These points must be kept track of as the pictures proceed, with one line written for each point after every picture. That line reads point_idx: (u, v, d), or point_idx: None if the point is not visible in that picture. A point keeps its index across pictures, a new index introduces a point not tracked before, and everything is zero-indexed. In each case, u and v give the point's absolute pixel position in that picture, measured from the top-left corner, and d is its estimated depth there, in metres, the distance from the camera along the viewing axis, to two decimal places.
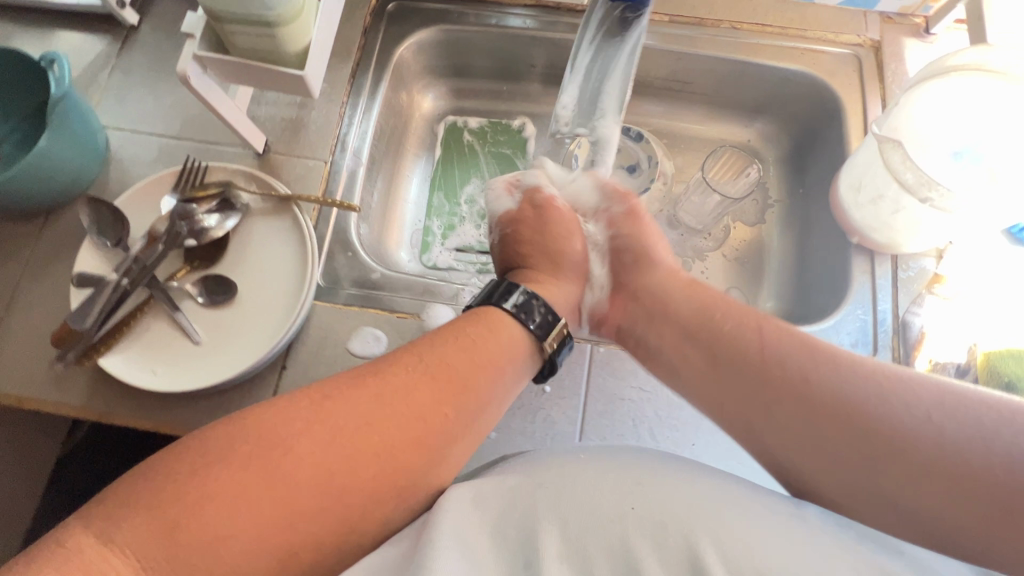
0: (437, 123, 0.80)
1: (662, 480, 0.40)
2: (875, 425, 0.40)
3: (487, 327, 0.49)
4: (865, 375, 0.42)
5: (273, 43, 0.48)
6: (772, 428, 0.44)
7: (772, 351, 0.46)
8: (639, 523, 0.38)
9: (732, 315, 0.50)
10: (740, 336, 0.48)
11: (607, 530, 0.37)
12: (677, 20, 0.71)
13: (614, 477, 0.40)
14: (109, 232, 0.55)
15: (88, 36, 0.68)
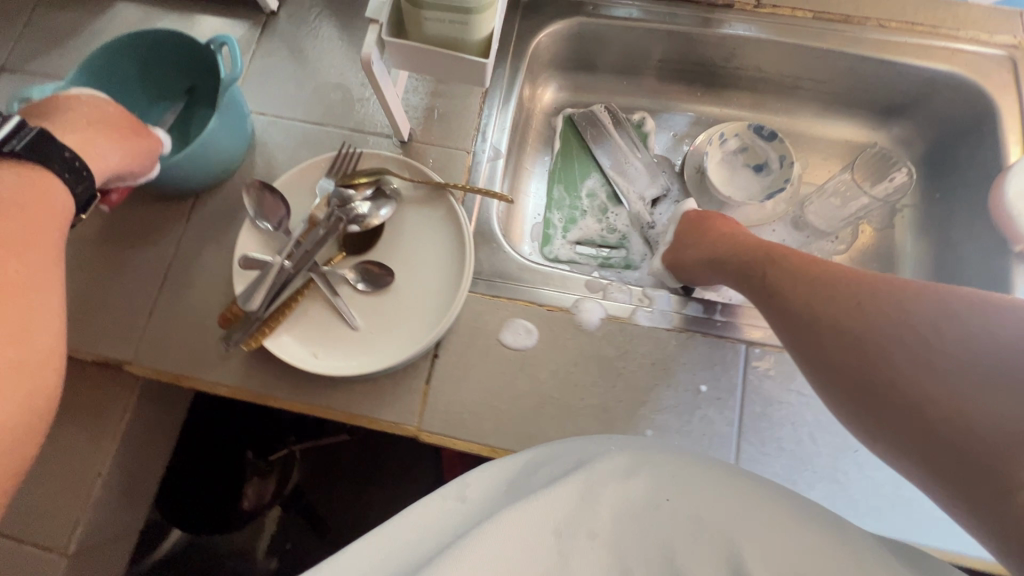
0: (555, 116, 0.79)
1: (718, 490, 0.38)
2: (938, 360, 0.37)
3: None
4: (912, 305, 0.40)
5: (463, 31, 0.47)
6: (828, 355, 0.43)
7: (811, 272, 0.48)
8: (677, 515, 0.37)
9: (794, 254, 0.51)
10: (799, 284, 0.48)
11: (644, 524, 0.37)
12: (820, 16, 0.69)
13: (662, 466, 0.40)
14: (271, 216, 0.55)
15: (228, 21, 0.69)
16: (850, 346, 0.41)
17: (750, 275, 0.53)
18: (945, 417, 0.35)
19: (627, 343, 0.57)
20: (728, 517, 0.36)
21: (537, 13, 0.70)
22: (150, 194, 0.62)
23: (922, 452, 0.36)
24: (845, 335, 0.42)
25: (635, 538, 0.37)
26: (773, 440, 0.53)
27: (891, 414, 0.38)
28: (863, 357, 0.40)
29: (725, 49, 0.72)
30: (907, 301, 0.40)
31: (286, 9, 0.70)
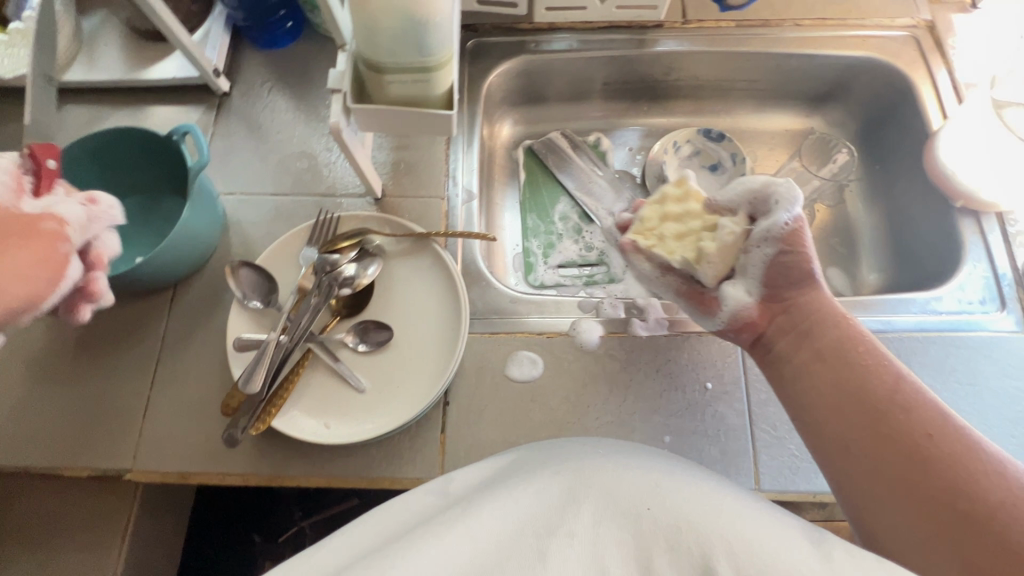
0: (515, 149, 0.82)
1: (685, 492, 0.39)
2: (969, 486, 0.40)
3: None
4: (961, 441, 0.42)
5: (424, 88, 0.49)
6: (864, 454, 0.45)
7: (891, 379, 0.47)
8: (654, 528, 0.37)
9: (875, 353, 0.49)
10: (870, 372, 0.48)
11: (622, 528, 0.38)
12: (742, 23, 0.75)
13: (643, 476, 0.40)
14: (258, 293, 0.55)
15: (180, 108, 0.69)
16: (885, 434, 0.44)
17: (811, 335, 0.52)
18: (922, 517, 0.41)
19: (630, 355, 0.58)
20: (707, 521, 0.37)
21: (483, 57, 0.74)
22: (126, 292, 0.60)
23: (889, 528, 0.42)
24: (885, 425, 0.45)
25: (610, 545, 0.37)
26: (784, 423, 0.55)
27: (882, 491, 0.43)
28: (886, 449, 0.44)
29: (663, 65, 0.77)
30: (956, 430, 0.43)
31: (237, 88, 0.70)
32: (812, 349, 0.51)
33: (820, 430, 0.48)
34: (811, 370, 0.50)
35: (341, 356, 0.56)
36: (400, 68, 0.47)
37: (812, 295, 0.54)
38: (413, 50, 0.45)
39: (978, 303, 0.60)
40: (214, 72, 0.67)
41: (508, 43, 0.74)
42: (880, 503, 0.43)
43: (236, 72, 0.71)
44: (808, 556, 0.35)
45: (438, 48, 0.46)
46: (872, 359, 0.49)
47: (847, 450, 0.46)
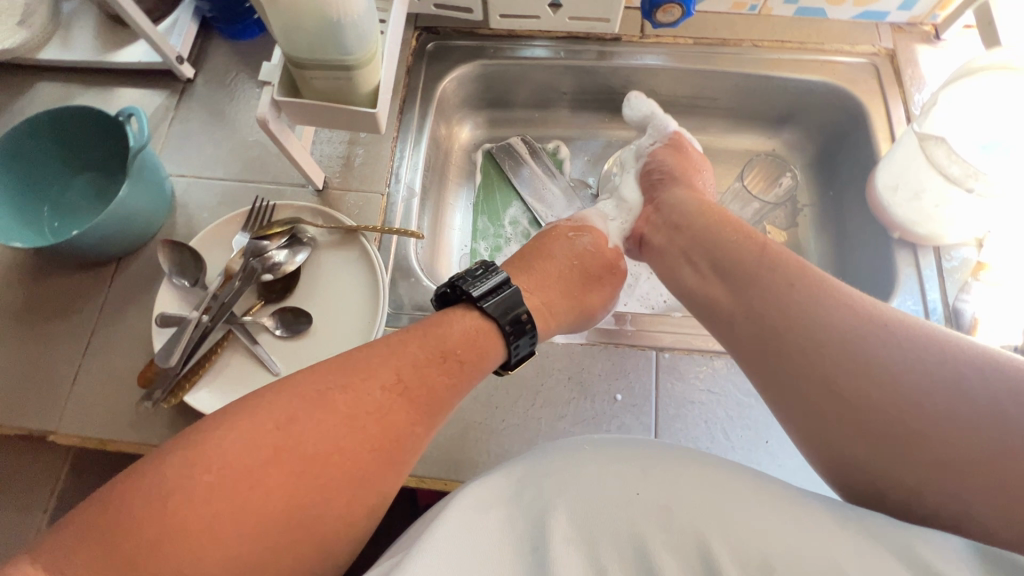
0: (474, 152, 0.83)
1: (676, 482, 0.40)
2: (845, 331, 0.43)
3: (438, 321, 0.51)
4: (834, 297, 0.46)
5: (348, 85, 0.51)
6: (748, 325, 0.48)
7: (758, 251, 0.51)
8: (645, 511, 0.39)
9: (741, 233, 0.54)
10: (755, 273, 0.50)
11: (613, 517, 0.39)
12: (701, 41, 0.75)
13: (626, 461, 0.42)
14: (188, 272, 0.57)
15: (147, 92, 0.72)
16: (800, 348, 0.45)
17: (701, 241, 0.56)
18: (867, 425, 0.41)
19: (545, 361, 0.59)
20: (690, 508, 0.39)
21: (442, 60, 0.75)
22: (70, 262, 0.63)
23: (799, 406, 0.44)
24: (794, 339, 0.45)
25: (606, 535, 0.39)
26: (688, 441, 0.55)
27: (778, 365, 0.46)
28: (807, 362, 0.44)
29: (622, 77, 0.78)
30: (820, 283, 0.47)
31: (202, 76, 0.73)
32: (688, 239, 0.57)
33: (713, 315, 0.52)
34: (704, 276, 0.54)
35: (260, 340, 0.58)
36: (319, 65, 0.48)
37: (678, 191, 0.64)
38: (331, 49, 0.47)
39: None
40: (178, 59, 0.69)
41: (468, 48, 0.76)
42: (779, 377, 0.46)
43: (202, 59, 0.74)
44: (807, 533, 0.37)
45: (358, 48, 0.48)
46: (746, 256, 0.52)
47: (733, 325, 0.50)
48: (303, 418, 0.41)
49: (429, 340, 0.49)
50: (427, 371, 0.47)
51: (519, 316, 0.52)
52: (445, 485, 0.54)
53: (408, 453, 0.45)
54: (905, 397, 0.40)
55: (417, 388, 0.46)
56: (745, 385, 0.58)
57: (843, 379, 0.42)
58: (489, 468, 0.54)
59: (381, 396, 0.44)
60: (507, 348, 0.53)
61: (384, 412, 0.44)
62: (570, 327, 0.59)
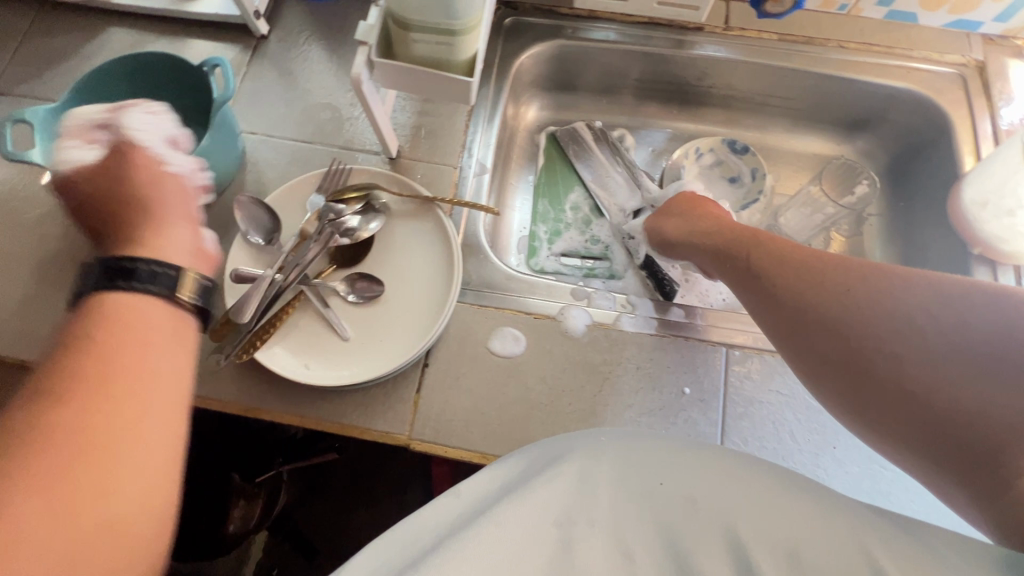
0: (538, 133, 0.82)
1: (696, 474, 0.41)
2: (868, 307, 0.45)
3: (121, 308, 0.34)
4: (856, 276, 0.47)
5: (448, 51, 0.50)
6: (770, 314, 0.51)
7: (765, 250, 0.54)
8: (670, 500, 0.40)
9: (764, 236, 0.56)
10: (768, 245, 0.55)
11: (640, 509, 0.40)
12: (785, 38, 0.73)
13: (642, 453, 0.43)
14: (262, 230, 0.57)
15: (220, 45, 0.71)
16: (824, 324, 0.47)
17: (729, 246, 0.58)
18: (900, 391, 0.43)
19: (614, 349, 0.58)
20: (726, 503, 0.39)
21: (518, 36, 0.74)
22: None
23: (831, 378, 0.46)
24: (820, 316, 0.47)
25: (632, 518, 0.40)
26: (755, 441, 0.55)
27: (804, 343, 0.48)
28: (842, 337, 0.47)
29: (698, 69, 0.76)
30: (841, 266, 0.48)
31: (276, 33, 0.72)
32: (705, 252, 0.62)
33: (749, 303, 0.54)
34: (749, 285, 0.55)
35: (331, 304, 0.57)
36: (425, 28, 0.47)
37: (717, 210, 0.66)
38: (441, 11, 0.46)
39: None
40: (256, 14, 0.68)
41: (546, 26, 0.74)
42: (810, 357, 0.48)
43: (277, 17, 0.73)
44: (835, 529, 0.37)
45: (466, 14, 0.46)
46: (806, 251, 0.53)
47: (760, 308, 0.53)
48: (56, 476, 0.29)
49: (132, 318, 0.34)
50: (98, 380, 0.31)
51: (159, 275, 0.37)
52: None
53: (141, 465, 0.31)
54: (927, 356, 0.42)
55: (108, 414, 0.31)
56: None
57: (869, 354, 0.44)
58: None
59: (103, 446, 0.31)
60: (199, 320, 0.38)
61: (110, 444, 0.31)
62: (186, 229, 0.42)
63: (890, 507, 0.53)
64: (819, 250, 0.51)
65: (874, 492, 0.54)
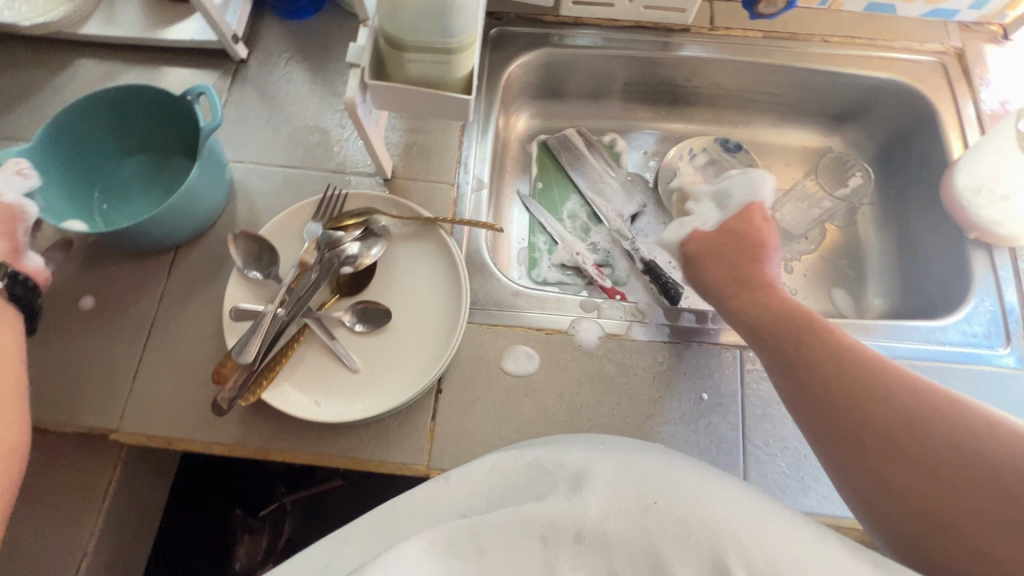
0: (529, 143, 0.81)
1: (686, 490, 0.39)
2: (925, 449, 0.42)
3: None
4: (908, 412, 0.44)
5: (444, 70, 0.48)
6: (816, 436, 0.46)
7: (815, 350, 0.49)
8: (663, 517, 0.38)
9: (805, 328, 0.50)
10: (809, 343, 0.49)
11: (628, 520, 0.39)
12: (768, 35, 0.74)
13: (637, 474, 0.40)
14: (259, 264, 0.55)
15: (197, 72, 0.68)
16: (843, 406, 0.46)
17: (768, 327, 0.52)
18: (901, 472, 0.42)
19: (629, 359, 0.58)
20: (711, 522, 0.38)
21: (504, 46, 0.73)
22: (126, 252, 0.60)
23: (888, 518, 0.42)
24: (885, 449, 0.43)
25: (621, 541, 0.38)
26: (776, 441, 0.55)
27: (854, 473, 0.44)
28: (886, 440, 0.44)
29: (685, 70, 0.76)
30: (895, 397, 0.45)
31: (255, 56, 0.70)
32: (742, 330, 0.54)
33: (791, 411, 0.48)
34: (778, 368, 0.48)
35: (337, 335, 0.55)
36: (419, 47, 0.46)
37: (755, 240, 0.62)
38: (436, 30, 0.44)
39: (984, 337, 0.59)
40: (234, 38, 0.66)
41: (532, 34, 0.73)
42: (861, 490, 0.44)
43: (255, 39, 0.70)
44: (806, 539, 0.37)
45: (461, 31, 0.45)
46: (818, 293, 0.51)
47: (806, 424, 0.47)
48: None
49: None
50: None
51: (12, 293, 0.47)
52: None
53: None
54: (988, 523, 0.39)
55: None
56: None
57: (927, 504, 0.41)
58: None
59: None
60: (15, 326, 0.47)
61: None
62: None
63: None
64: (874, 363, 0.47)
65: None
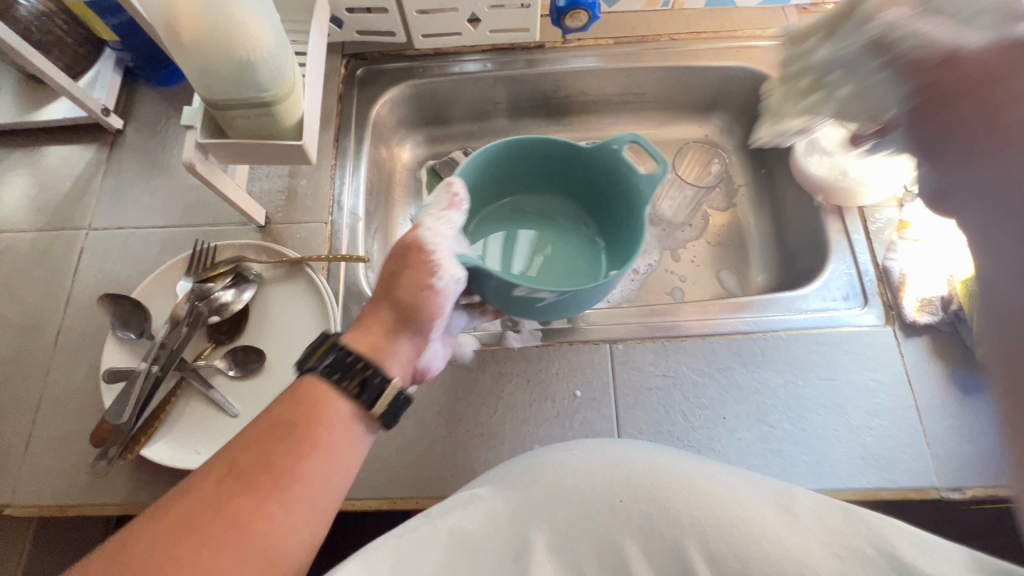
0: (418, 170, 0.84)
1: (655, 482, 0.46)
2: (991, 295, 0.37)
3: None
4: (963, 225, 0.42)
5: (271, 121, 0.51)
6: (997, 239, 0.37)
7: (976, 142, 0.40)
8: (626, 515, 0.45)
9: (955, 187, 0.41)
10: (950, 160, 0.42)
11: (594, 521, 0.45)
12: (621, 40, 0.78)
13: (612, 472, 0.47)
14: (132, 323, 0.57)
15: (76, 148, 0.71)
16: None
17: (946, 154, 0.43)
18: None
19: (503, 368, 0.60)
20: (671, 515, 0.44)
21: (372, 84, 0.76)
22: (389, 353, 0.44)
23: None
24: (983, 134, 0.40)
25: (588, 542, 0.45)
26: (650, 427, 0.57)
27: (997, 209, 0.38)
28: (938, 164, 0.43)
29: (551, 82, 0.79)
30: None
31: (131, 125, 0.72)
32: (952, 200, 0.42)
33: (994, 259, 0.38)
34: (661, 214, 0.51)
35: (216, 383, 0.57)
36: (238, 104, 0.49)
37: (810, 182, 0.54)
38: (247, 86, 0.47)
39: (842, 301, 0.62)
40: (103, 111, 0.69)
41: (398, 70, 0.77)
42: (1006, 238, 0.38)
43: (130, 108, 0.73)
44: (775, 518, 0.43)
45: (273, 84, 0.48)
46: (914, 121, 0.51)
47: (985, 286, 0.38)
48: (164, 534, 0.36)
49: None
50: None
51: (348, 360, 0.44)
52: (417, 503, 0.55)
53: None
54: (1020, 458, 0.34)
55: (256, 467, 0.39)
56: (698, 365, 0.60)
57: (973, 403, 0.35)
58: (459, 480, 0.55)
59: (216, 486, 0.38)
60: (351, 403, 0.43)
61: (223, 501, 0.38)
62: (414, 341, 0.48)
63: (786, 463, 0.55)
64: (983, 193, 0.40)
65: (770, 451, 0.56)
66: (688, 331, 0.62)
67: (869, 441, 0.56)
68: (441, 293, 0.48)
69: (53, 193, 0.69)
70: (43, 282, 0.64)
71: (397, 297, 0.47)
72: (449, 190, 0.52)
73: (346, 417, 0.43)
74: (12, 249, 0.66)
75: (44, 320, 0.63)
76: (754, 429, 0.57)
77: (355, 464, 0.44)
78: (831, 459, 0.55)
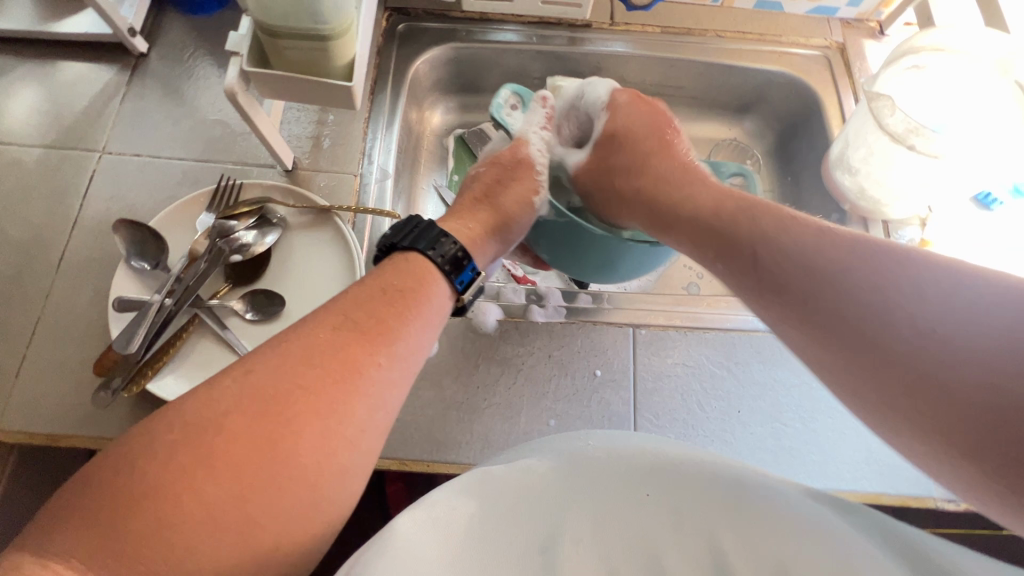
0: (446, 136, 0.82)
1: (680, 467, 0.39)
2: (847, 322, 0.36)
3: None
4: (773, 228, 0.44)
5: (323, 57, 0.50)
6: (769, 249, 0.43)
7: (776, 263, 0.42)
8: (657, 511, 0.38)
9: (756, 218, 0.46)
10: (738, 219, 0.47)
11: (622, 518, 0.38)
12: (667, 30, 0.77)
13: (623, 466, 0.39)
14: (148, 253, 0.54)
15: (94, 66, 0.67)
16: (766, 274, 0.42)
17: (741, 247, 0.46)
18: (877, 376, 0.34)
19: (525, 340, 0.60)
20: (701, 514, 0.38)
21: (412, 41, 0.74)
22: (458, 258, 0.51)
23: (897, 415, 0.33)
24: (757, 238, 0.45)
25: (618, 539, 0.38)
26: (666, 415, 0.57)
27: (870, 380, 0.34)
28: (719, 255, 0.48)
29: (592, 64, 0.78)
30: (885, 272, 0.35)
31: (156, 51, 0.69)
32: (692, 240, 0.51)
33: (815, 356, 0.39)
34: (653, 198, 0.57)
35: (230, 324, 0.55)
36: (293, 34, 0.47)
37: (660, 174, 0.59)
38: (306, 16, 0.46)
39: None
40: (129, 32, 0.65)
41: (440, 30, 0.75)
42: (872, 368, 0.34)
43: (156, 33, 0.70)
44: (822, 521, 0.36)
45: (333, 17, 0.47)
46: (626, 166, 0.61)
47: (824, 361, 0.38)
48: (285, 366, 0.38)
49: None
50: None
51: (455, 253, 0.51)
52: (428, 467, 0.54)
53: None
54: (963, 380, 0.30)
55: (364, 320, 0.43)
56: (717, 357, 0.60)
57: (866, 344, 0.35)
58: (472, 447, 0.54)
59: (333, 334, 0.41)
60: (451, 287, 0.50)
61: (339, 346, 0.40)
62: (499, 246, 0.59)
63: (794, 462, 0.56)
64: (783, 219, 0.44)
65: (780, 448, 0.56)
66: (710, 324, 0.62)
67: (875, 448, 0.57)
68: (533, 214, 0.60)
69: (65, 111, 0.65)
70: (48, 202, 0.61)
71: (497, 206, 0.59)
72: (545, 106, 0.65)
73: (444, 299, 0.50)
74: (16, 163, 0.62)
75: (46, 242, 0.59)
76: (766, 425, 0.57)
77: (437, 318, 0.48)
78: (839, 462, 0.56)
